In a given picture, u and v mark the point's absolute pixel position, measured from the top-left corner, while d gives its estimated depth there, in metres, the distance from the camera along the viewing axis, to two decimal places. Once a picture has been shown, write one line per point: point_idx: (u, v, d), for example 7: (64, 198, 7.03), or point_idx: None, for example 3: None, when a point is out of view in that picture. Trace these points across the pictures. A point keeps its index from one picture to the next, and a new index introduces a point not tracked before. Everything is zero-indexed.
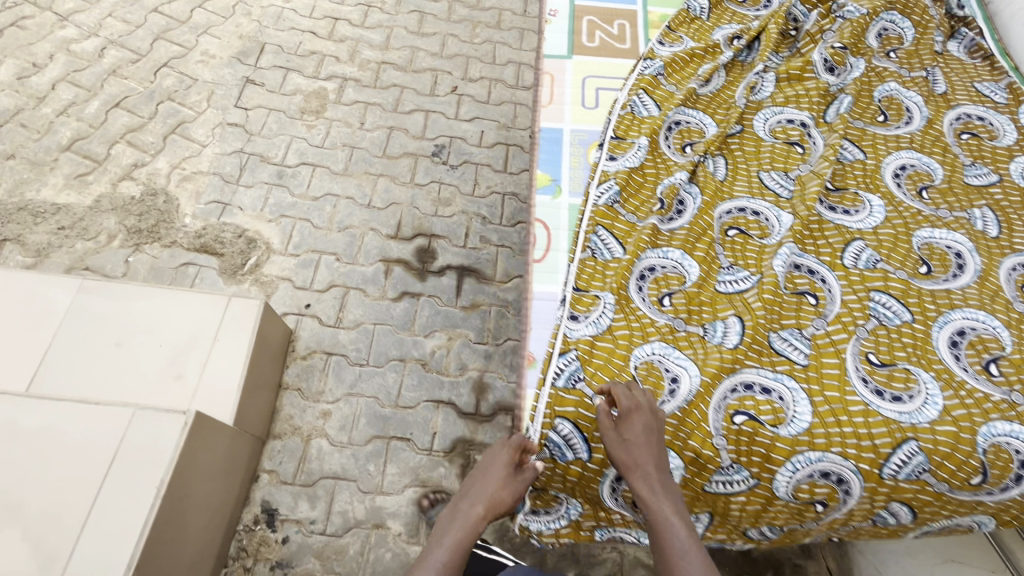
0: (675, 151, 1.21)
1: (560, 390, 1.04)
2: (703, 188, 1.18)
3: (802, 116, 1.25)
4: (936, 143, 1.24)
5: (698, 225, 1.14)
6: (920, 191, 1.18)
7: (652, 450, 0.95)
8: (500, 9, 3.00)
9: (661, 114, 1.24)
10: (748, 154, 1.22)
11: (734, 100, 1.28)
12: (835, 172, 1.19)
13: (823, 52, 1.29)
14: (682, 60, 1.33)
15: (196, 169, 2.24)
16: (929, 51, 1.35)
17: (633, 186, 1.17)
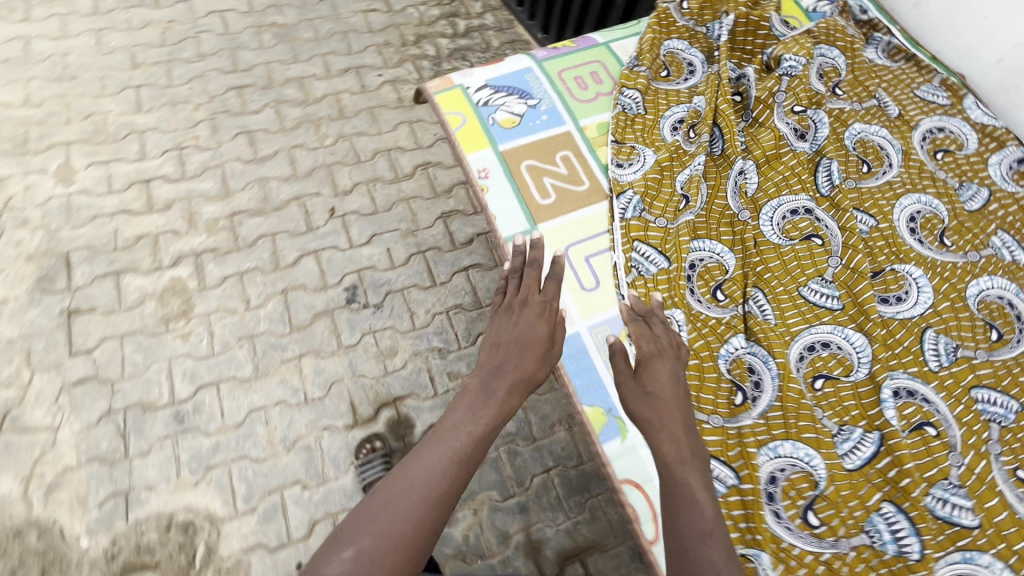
0: (709, 305, 1.28)
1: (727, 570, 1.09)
2: (767, 346, 1.22)
3: (799, 195, 1.33)
4: (922, 175, 1.30)
5: (790, 409, 1.17)
6: (940, 238, 1.26)
7: (674, 410, 1.11)
8: (335, 93, 2.58)
9: (676, 265, 1.31)
10: (775, 257, 1.30)
11: (732, 211, 1.36)
12: (867, 257, 1.25)
13: (788, 120, 1.38)
14: (659, 182, 1.40)
15: (59, 467, 1.66)
16: (864, 72, 1.44)
17: (699, 386, 1.20)
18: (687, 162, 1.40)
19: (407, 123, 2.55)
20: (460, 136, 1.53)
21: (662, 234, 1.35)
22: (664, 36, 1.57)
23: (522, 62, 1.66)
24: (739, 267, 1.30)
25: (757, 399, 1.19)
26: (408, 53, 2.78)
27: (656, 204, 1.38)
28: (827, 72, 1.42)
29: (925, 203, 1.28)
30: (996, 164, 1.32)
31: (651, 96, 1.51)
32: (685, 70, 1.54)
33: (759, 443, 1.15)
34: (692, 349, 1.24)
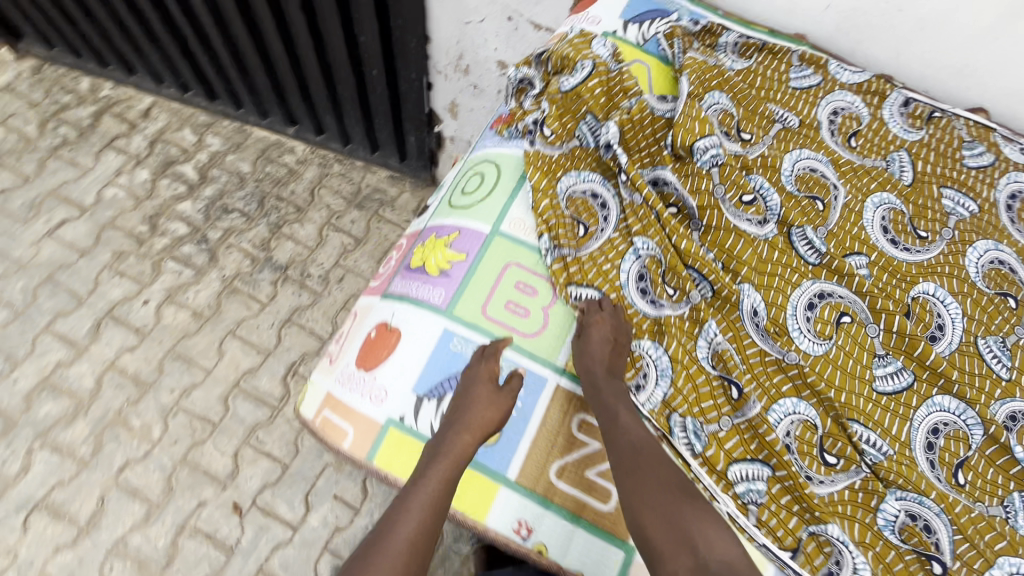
0: (840, 486, 0.89)
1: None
2: (914, 485, 0.87)
3: (817, 283, 0.99)
4: (861, 176, 1.09)
5: (975, 537, 0.85)
6: (916, 233, 1.06)
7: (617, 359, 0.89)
8: (111, 366, 1.85)
9: (782, 475, 0.88)
10: (845, 381, 0.94)
11: (774, 357, 0.94)
12: (898, 306, 0.98)
13: (733, 207, 1.01)
14: (673, 356, 0.93)
15: None
16: (741, 87, 1.13)
17: None
18: (703, 321, 0.96)
19: (230, 336, 1.93)
20: (384, 464, 0.88)
21: (729, 432, 0.91)
22: (543, 140, 1.04)
23: (379, 298, 1.06)
24: (827, 424, 0.92)
25: (939, 542, 0.85)
26: (156, 249, 2.05)
27: (688, 400, 0.92)
28: (723, 114, 1.07)
29: (881, 201, 1.07)
30: (888, 110, 1.17)
31: (568, 234, 0.99)
32: (580, 175, 1.03)
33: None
34: (859, 545, 0.84)
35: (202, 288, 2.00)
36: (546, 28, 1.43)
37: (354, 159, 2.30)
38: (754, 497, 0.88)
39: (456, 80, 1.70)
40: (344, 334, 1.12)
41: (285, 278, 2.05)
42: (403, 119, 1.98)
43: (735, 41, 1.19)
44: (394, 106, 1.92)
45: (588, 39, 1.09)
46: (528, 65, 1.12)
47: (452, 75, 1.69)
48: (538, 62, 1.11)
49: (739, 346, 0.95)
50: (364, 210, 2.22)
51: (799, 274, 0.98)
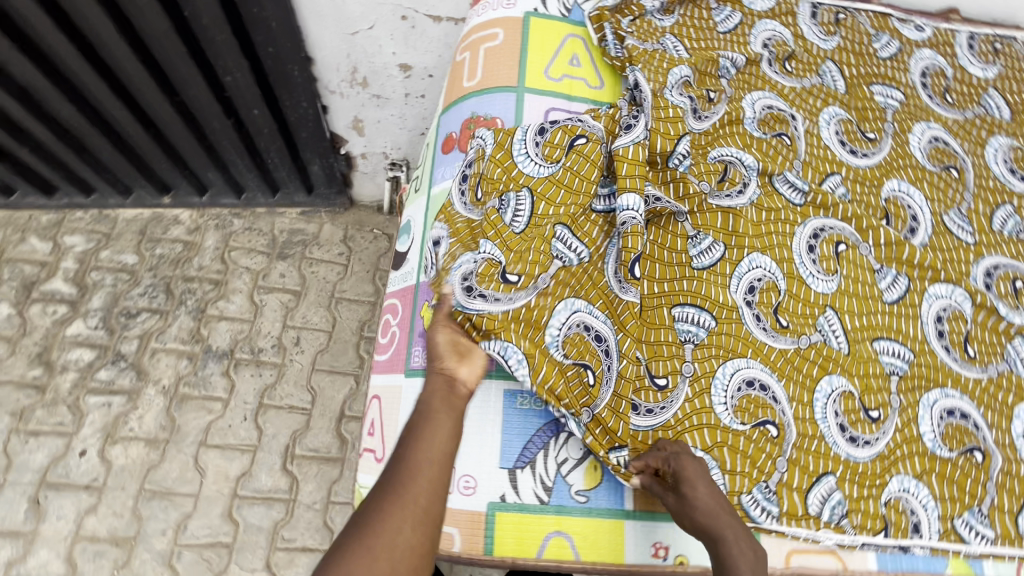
0: (895, 410, 0.94)
1: (958, 506, 0.90)
2: (937, 382, 0.97)
3: (817, 216, 1.04)
4: (807, 97, 1.13)
5: (993, 397, 0.98)
6: (864, 135, 1.14)
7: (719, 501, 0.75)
8: (74, 538, 1.57)
9: (842, 454, 0.89)
10: (866, 291, 1.01)
11: (799, 331, 0.95)
12: (873, 211, 1.07)
13: (711, 182, 1.01)
14: (708, 442, 0.85)
15: None
16: (687, 42, 1.09)
17: (957, 484, 0.91)
18: (711, 380, 0.88)
19: (201, 449, 1.70)
20: (503, 551, 0.84)
21: (788, 470, 0.87)
22: (509, 288, 0.84)
23: (409, 377, 0.97)
24: (862, 380, 0.94)
25: (976, 423, 0.95)
26: (65, 389, 1.72)
27: (745, 469, 0.85)
28: (686, 85, 1.03)
29: (831, 116, 1.13)
30: (804, 25, 1.21)
31: (579, 385, 0.85)
32: (562, 304, 0.87)
33: (1008, 441, 0.95)
34: (928, 485, 0.90)
35: (144, 411, 1.72)
36: (448, 19, 1.29)
37: (254, 207, 2.02)
38: (841, 511, 0.87)
39: (355, 95, 1.51)
40: (376, 423, 1.00)
41: (235, 363, 1.82)
42: (301, 149, 1.74)
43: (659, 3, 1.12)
44: (287, 140, 1.67)
45: (508, 149, 0.96)
46: (450, 213, 0.96)
47: (348, 90, 1.49)
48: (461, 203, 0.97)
49: (772, 402, 0.89)
50: (290, 258, 1.99)
51: (790, 224, 1.02)
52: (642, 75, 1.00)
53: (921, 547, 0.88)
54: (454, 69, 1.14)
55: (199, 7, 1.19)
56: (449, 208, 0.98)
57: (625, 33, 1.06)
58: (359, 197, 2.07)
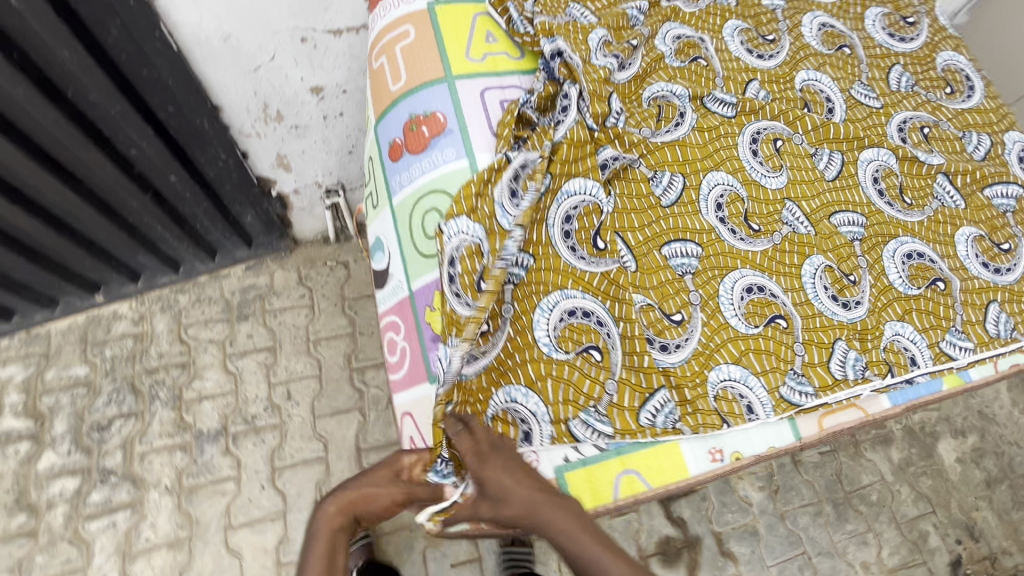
0: (869, 268, 1.06)
1: (943, 333, 1.03)
2: (891, 235, 1.09)
3: (750, 121, 1.13)
4: (708, 18, 1.22)
5: (939, 230, 1.12)
6: (766, 40, 1.24)
7: (521, 478, 0.80)
8: None
9: (841, 321, 1.01)
10: (810, 176, 1.12)
11: (770, 229, 1.05)
12: (795, 103, 1.18)
13: (652, 122, 1.08)
14: (732, 351, 0.95)
15: None
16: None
17: (931, 309, 1.04)
18: (718, 299, 0.98)
19: (228, 532, 1.64)
20: (584, 505, 0.89)
21: (807, 350, 0.97)
22: (485, 340, 0.90)
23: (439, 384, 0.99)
24: (834, 254, 1.05)
25: (931, 258, 1.08)
26: (59, 525, 1.60)
27: (774, 365, 0.95)
28: (607, 44, 1.06)
29: (734, 29, 1.22)
30: None
31: (591, 371, 0.92)
32: (535, 316, 0.93)
33: (960, 264, 1.10)
34: (913, 322, 1.02)
35: (154, 517, 1.63)
36: (348, 30, 1.25)
37: (195, 278, 1.92)
38: (862, 366, 0.98)
39: (273, 132, 1.45)
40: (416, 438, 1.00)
41: (232, 437, 1.74)
42: (229, 204, 1.67)
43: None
44: (212, 198, 1.59)
45: (502, 232, 0.92)
46: (458, 322, 0.86)
47: (265, 129, 1.44)
48: (461, 305, 0.88)
49: (773, 298, 0.99)
50: (251, 317, 1.91)
51: (730, 138, 1.11)
52: (564, 44, 1.01)
53: (923, 375, 1.00)
54: (374, 76, 1.13)
55: (85, 83, 1.10)
56: (448, 312, 0.88)
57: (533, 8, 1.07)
58: (302, 236, 2.00)
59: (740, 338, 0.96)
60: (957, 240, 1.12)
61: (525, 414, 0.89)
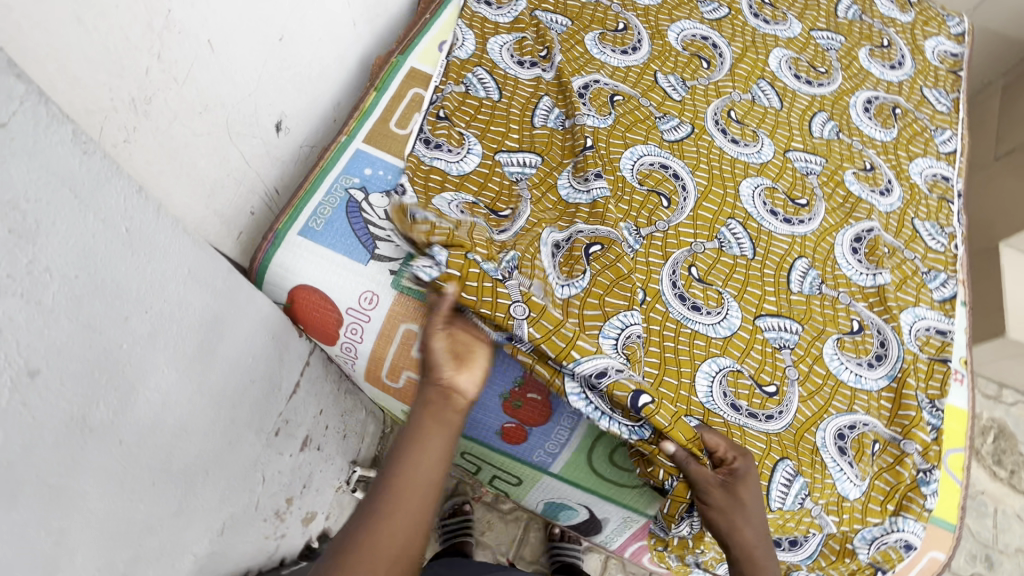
0: (862, 146, 1.18)
1: (936, 143, 1.23)
2: (844, 107, 1.22)
3: (703, 116, 1.12)
4: (579, 54, 1.13)
5: (854, 70, 1.27)
6: (622, 30, 1.19)
7: (757, 520, 0.74)
8: None
9: (902, 204, 1.13)
10: (775, 120, 1.16)
11: (810, 186, 1.09)
12: (694, 67, 1.19)
13: (662, 190, 1.01)
14: (896, 301, 1.00)
15: None
16: (507, 135, 1.01)
17: (908, 137, 1.22)
18: (848, 278, 1.01)
19: None
20: (950, 513, 0.90)
21: (912, 249, 1.08)
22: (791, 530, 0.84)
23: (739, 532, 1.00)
24: (847, 160, 1.15)
25: (875, 97, 1.25)
26: None
27: (915, 285, 1.03)
28: (578, 169, 0.98)
29: (597, 44, 1.16)
30: (492, 16, 1.14)
31: (889, 458, 0.89)
32: (836, 486, 0.84)
33: (883, 80, 1.28)
34: (919, 155, 1.20)
35: None
36: (302, 372, 0.94)
37: None
38: (939, 228, 1.12)
39: (290, 517, 1.11)
40: None
41: None
42: None
43: (423, 140, 0.98)
44: None
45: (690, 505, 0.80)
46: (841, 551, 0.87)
47: (286, 526, 1.08)
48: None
49: (871, 235, 1.06)
50: None
51: (712, 146, 1.08)
52: (558, 232, 0.91)
53: (958, 180, 1.20)
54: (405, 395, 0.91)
55: None
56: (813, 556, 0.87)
57: (477, 203, 0.93)
58: None
59: (892, 297, 1.00)
60: (866, 65, 1.29)
61: (902, 538, 0.86)
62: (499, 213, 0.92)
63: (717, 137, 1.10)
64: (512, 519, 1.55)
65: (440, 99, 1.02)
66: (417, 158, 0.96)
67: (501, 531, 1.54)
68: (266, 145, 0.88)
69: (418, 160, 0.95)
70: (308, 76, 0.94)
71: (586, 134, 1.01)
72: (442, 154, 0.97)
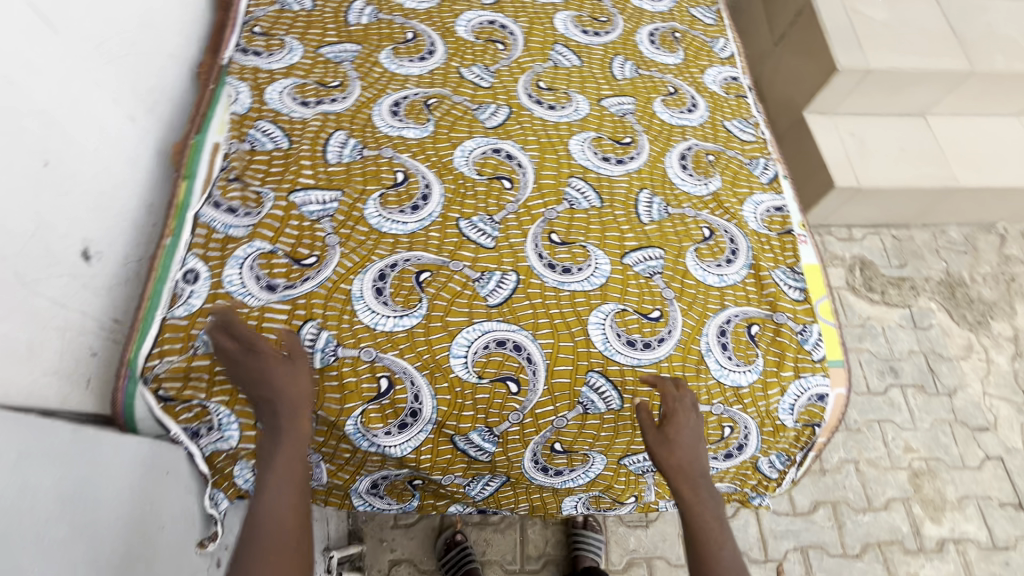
0: (662, 75, 1.30)
1: (717, 52, 1.38)
2: (633, 46, 1.34)
3: (516, 94, 1.18)
4: (375, 76, 1.13)
5: (629, 11, 1.39)
6: (411, 39, 1.21)
7: (693, 455, 0.83)
8: None
9: (710, 112, 1.27)
10: (581, 76, 1.25)
11: (629, 124, 1.19)
12: (492, 53, 1.24)
13: (499, 173, 1.06)
14: (733, 197, 1.14)
15: (981, 365, 2.16)
16: (300, 172, 0.98)
17: (694, 53, 1.36)
18: (685, 193, 1.12)
19: None
20: (835, 351, 1.03)
21: (730, 147, 1.21)
22: (728, 442, 1.00)
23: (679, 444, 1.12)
24: (653, 91, 1.26)
25: (655, 28, 1.38)
26: None
27: (743, 178, 1.17)
28: (391, 195, 0.99)
29: (392, 59, 1.17)
30: (269, 63, 1.10)
31: (769, 333, 1.01)
32: (728, 382, 0.96)
33: (656, 12, 1.41)
34: (707, 65, 1.35)
35: None
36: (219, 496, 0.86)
37: None
38: (744, 122, 1.27)
39: None
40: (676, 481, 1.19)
41: None
42: None
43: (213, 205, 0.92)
44: None
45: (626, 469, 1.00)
46: (781, 430, 1.01)
47: None
48: (768, 469, 1.06)
49: (692, 151, 1.18)
50: None
51: (533, 119, 1.14)
52: (392, 257, 0.94)
53: (744, 76, 1.37)
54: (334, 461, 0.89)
55: None
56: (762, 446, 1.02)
57: (274, 251, 0.90)
58: None
59: (722, 199, 1.13)
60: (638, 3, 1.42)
61: (809, 394, 1.00)
62: (302, 262, 0.90)
63: (534, 109, 1.17)
64: (506, 526, 1.59)
65: (229, 164, 0.97)
66: (206, 227, 0.91)
67: (501, 542, 1.57)
68: (80, 280, 0.79)
69: (210, 230, 0.90)
70: (99, 191, 0.85)
71: (397, 168, 1.02)
72: (240, 219, 0.92)
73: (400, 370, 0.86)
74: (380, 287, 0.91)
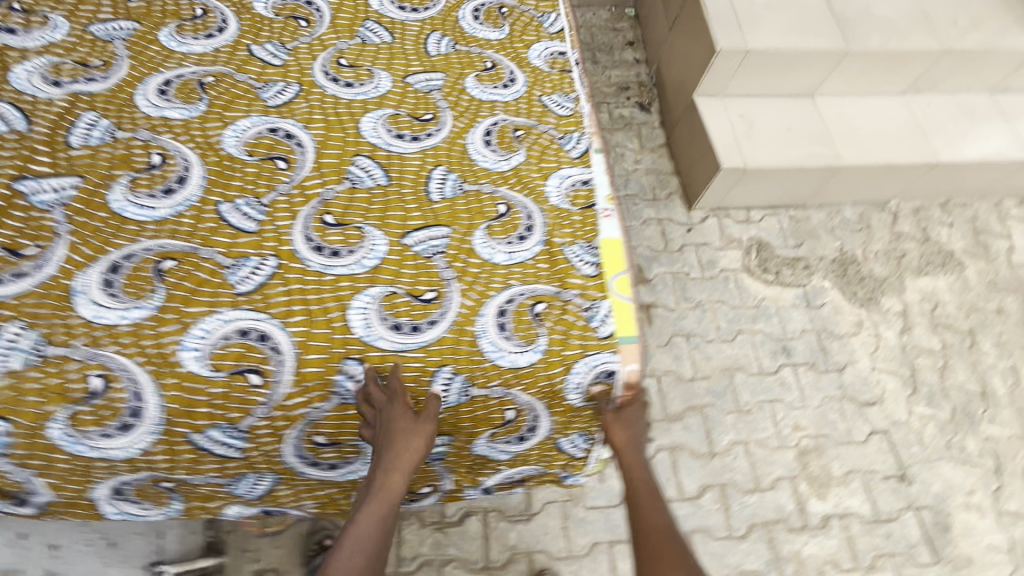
0: (483, 51, 1.25)
1: (546, 27, 1.34)
2: (454, 21, 1.28)
3: (311, 71, 1.12)
4: (149, 54, 1.06)
5: None
6: (200, 15, 1.13)
7: (633, 434, 0.97)
8: None
9: (527, 87, 1.22)
10: (389, 53, 1.19)
11: (433, 100, 1.14)
12: (293, 30, 1.17)
13: (273, 154, 1.00)
14: (537, 172, 1.09)
15: (870, 340, 2.09)
16: (33, 156, 0.89)
17: (521, 30, 1.32)
18: (483, 168, 1.08)
19: None
20: (629, 327, 0.97)
21: (543, 122, 1.17)
22: (516, 426, 0.98)
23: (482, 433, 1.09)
24: (467, 67, 1.21)
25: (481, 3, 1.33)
26: None
27: (552, 152, 1.13)
28: (143, 180, 0.92)
29: (172, 36, 1.09)
30: (21, 39, 1.01)
31: (557, 311, 0.95)
32: (506, 364, 0.91)
33: None
34: (534, 41, 1.30)
35: None
36: None
37: None
38: (565, 97, 1.23)
39: None
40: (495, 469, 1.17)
41: None
42: None
43: None
44: None
45: None
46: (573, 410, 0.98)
47: None
48: (572, 448, 1.06)
49: (498, 126, 1.13)
50: None
51: (325, 97, 1.08)
52: (133, 245, 0.86)
53: (574, 52, 1.33)
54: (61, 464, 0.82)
55: None
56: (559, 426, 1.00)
57: None
58: None
59: (525, 174, 1.09)
60: None
61: (600, 369, 0.94)
62: (19, 252, 0.81)
63: (327, 85, 1.10)
64: None
65: None
66: None
67: None
68: None
69: None
70: None
71: (153, 150, 0.95)
72: None
73: (119, 367, 0.79)
74: (109, 279, 0.83)
